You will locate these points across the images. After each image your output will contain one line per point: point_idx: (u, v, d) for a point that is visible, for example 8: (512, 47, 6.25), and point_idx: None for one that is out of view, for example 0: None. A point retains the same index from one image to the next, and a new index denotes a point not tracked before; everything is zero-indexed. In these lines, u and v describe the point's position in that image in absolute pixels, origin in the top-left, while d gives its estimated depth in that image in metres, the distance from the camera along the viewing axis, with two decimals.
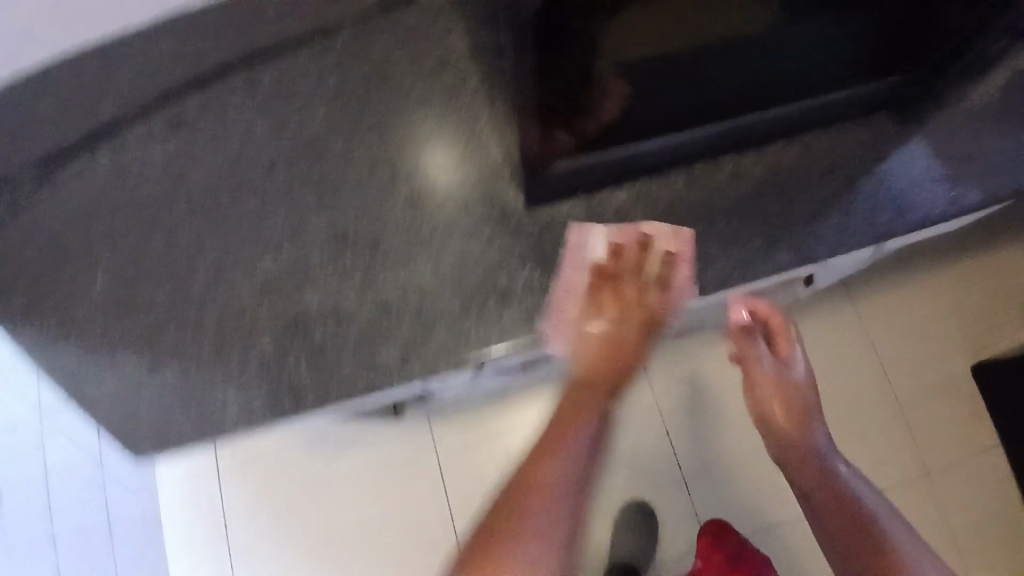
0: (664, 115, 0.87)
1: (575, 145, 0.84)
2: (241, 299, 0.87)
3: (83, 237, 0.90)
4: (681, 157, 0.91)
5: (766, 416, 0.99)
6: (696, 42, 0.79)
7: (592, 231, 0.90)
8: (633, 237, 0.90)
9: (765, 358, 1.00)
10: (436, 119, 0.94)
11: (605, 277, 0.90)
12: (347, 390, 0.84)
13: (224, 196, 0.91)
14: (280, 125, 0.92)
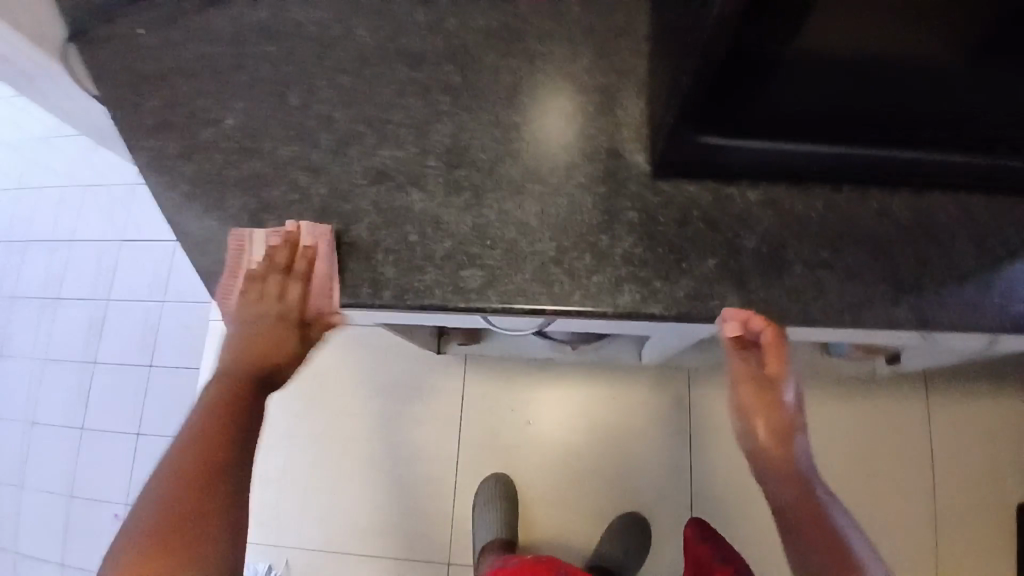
0: (837, 125, 0.77)
1: (729, 125, 0.77)
2: (352, 179, 0.87)
3: (233, 73, 0.95)
4: (835, 167, 0.83)
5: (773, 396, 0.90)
6: (912, 69, 0.66)
7: (246, 232, 0.85)
8: (314, 248, 0.84)
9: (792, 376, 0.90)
10: (589, 60, 0.90)
11: (285, 275, 0.85)
12: (422, 299, 0.82)
13: (366, 75, 0.92)
14: (440, 21, 0.94)
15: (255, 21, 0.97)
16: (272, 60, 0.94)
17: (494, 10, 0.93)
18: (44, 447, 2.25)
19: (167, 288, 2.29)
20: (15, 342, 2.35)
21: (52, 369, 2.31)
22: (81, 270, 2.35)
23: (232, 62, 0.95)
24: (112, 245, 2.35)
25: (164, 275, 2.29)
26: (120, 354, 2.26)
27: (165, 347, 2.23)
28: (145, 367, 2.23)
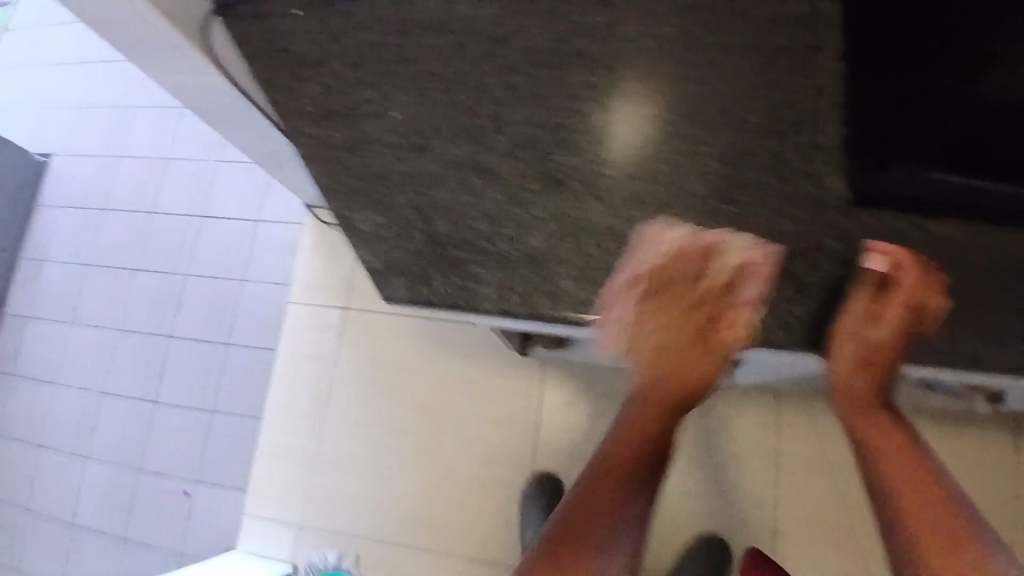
0: (969, 149, 0.79)
1: (864, 151, 0.80)
2: (527, 183, 0.85)
3: (396, 65, 0.91)
4: (1002, 207, 0.78)
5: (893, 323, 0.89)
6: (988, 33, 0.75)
7: (677, 234, 0.84)
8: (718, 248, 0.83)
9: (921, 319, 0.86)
10: (782, 72, 0.82)
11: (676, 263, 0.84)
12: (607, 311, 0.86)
13: (539, 76, 0.87)
14: (616, 20, 0.85)
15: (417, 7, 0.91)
16: (438, 52, 0.90)
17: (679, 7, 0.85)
18: (116, 415, 2.27)
19: (247, 265, 2.23)
20: (92, 308, 2.38)
21: (124, 340, 2.31)
22: (160, 240, 2.34)
23: (394, 53, 0.91)
24: (193, 219, 2.32)
25: (242, 247, 2.25)
26: (195, 329, 2.24)
27: (240, 324, 2.20)
28: (221, 344, 2.20)
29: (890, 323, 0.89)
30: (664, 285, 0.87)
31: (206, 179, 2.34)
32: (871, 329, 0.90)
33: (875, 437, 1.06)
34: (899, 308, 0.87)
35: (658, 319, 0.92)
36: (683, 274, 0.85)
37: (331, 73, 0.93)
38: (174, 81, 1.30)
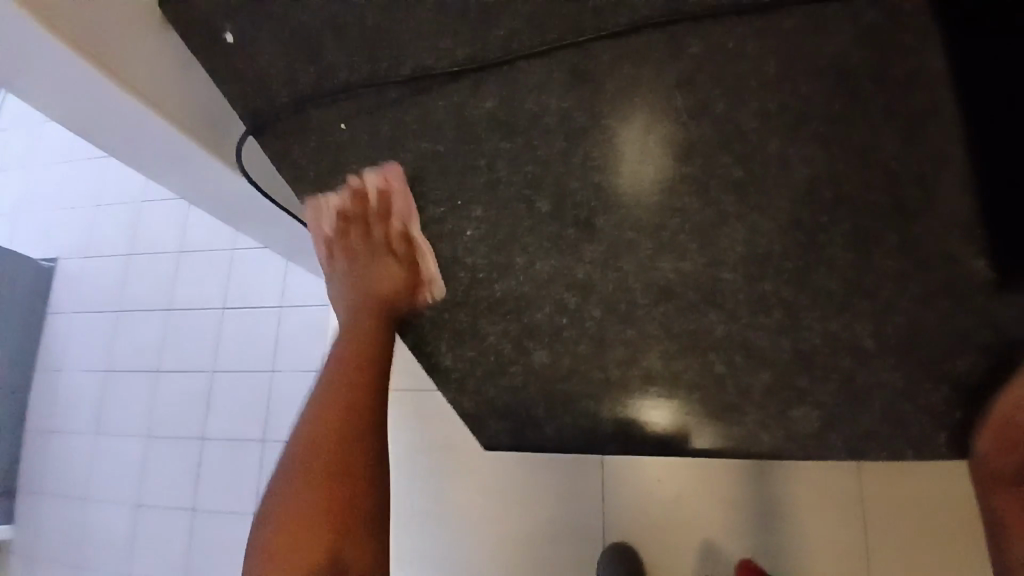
0: None
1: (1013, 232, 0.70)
2: (630, 296, 0.75)
3: (467, 176, 0.84)
4: None
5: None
6: None
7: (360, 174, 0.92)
8: (375, 183, 0.90)
9: None
10: (898, 144, 0.73)
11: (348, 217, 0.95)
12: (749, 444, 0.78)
13: (628, 174, 0.79)
14: (703, 104, 0.79)
15: (479, 110, 0.84)
16: (507, 156, 0.83)
17: (770, 88, 0.78)
18: (149, 532, 2.12)
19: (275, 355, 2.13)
20: (113, 418, 2.25)
21: (153, 448, 2.18)
22: (182, 337, 2.24)
23: (462, 161, 0.84)
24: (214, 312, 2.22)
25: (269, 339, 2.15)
26: (226, 429, 2.12)
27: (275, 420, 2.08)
28: (255, 443, 2.08)
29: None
30: (356, 223, 0.97)
31: (223, 269, 2.26)
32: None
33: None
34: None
35: (385, 278, 0.93)
36: (375, 223, 0.94)
37: None
38: (186, 187, 1.22)
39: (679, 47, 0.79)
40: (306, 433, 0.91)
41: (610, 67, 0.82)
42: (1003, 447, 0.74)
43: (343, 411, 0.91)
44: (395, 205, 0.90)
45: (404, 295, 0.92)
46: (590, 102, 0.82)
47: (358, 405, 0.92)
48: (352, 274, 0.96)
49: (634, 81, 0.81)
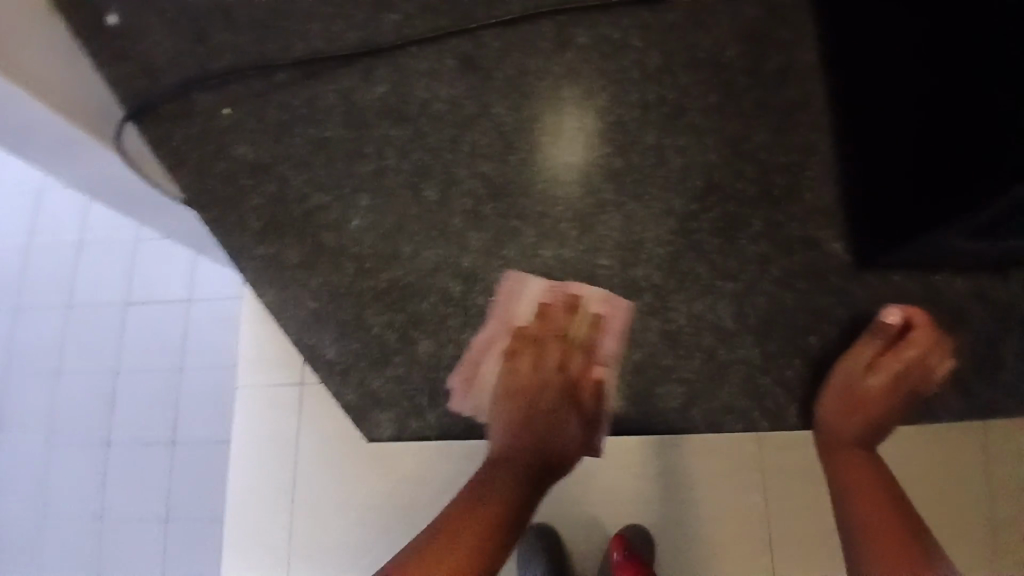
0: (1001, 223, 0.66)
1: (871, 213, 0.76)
2: (512, 283, 0.77)
3: (352, 160, 0.82)
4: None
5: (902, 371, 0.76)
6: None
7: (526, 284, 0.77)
8: (560, 299, 0.77)
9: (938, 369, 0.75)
10: (764, 136, 0.80)
11: (526, 339, 0.78)
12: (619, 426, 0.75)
13: (513, 163, 0.81)
14: (587, 94, 0.83)
15: (370, 96, 0.85)
16: (396, 143, 0.82)
17: (650, 81, 0.83)
18: None
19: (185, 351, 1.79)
20: None
21: None
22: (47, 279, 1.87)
23: (349, 147, 0.83)
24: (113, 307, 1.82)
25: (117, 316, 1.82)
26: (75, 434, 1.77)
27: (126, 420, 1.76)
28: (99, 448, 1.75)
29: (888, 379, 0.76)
30: (518, 390, 0.79)
31: (124, 258, 1.85)
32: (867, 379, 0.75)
33: (883, 528, 0.71)
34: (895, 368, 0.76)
35: (546, 396, 0.78)
36: (547, 353, 0.78)
37: (278, 175, 0.84)
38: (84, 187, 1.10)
39: (565, 40, 0.85)
40: (445, 551, 0.74)
41: (501, 59, 0.85)
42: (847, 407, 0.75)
43: (477, 533, 0.76)
44: (574, 325, 0.77)
45: (536, 458, 0.80)
46: (479, 92, 0.84)
47: (500, 515, 0.77)
48: (491, 403, 0.78)
49: (523, 73, 0.84)
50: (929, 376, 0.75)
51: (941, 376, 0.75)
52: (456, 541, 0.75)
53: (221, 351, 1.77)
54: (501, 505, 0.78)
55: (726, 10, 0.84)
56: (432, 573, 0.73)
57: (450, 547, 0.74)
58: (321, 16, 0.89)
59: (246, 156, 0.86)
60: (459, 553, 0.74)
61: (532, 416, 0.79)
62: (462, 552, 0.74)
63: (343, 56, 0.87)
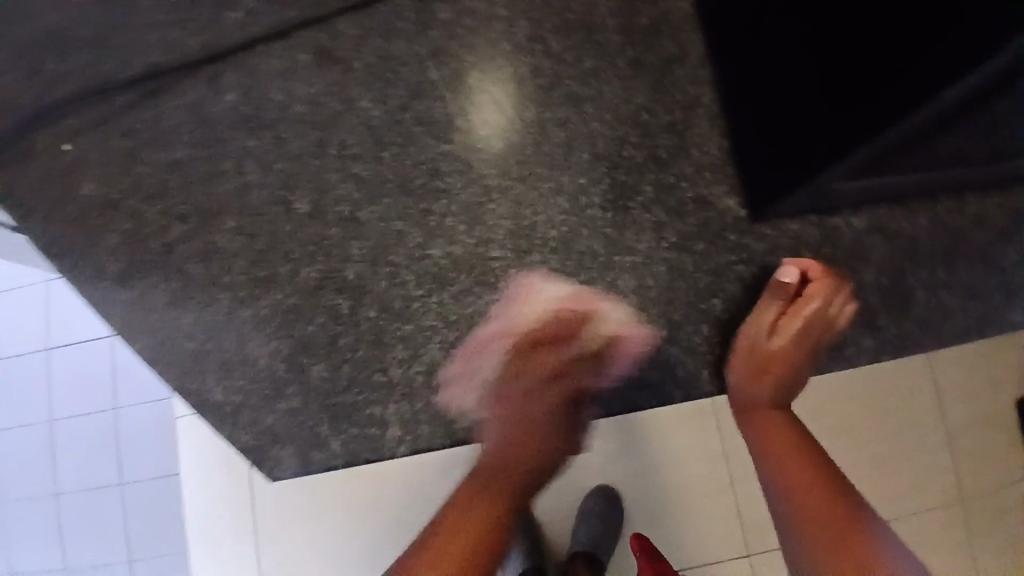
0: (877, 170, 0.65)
1: (752, 168, 0.73)
2: (403, 290, 0.72)
3: (212, 182, 0.75)
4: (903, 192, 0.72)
5: (802, 330, 0.70)
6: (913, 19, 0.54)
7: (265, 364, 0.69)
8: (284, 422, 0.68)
9: (830, 317, 0.71)
10: (645, 97, 0.76)
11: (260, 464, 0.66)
12: None
13: (386, 160, 0.75)
14: (457, 75, 0.77)
15: (221, 107, 0.77)
16: (257, 155, 0.75)
17: (520, 52, 0.78)
18: None
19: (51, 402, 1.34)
20: None
21: None
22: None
23: (206, 167, 0.76)
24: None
25: None
26: None
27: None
28: None
29: (795, 337, 0.70)
30: (521, 368, 0.69)
31: None
32: (771, 341, 0.70)
33: (801, 476, 0.62)
34: (799, 324, 0.70)
35: (536, 410, 0.68)
36: (539, 364, 0.70)
37: (130, 210, 0.76)
38: None
39: (425, 17, 0.79)
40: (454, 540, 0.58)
41: (359, 47, 0.78)
42: (755, 372, 0.69)
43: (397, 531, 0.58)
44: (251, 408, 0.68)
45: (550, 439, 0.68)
46: (340, 86, 0.77)
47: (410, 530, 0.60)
48: (477, 386, 0.69)
49: (385, 59, 0.78)
50: (834, 327, 0.72)
51: (841, 324, 0.72)
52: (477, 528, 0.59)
53: (143, 373, 1.28)
54: (517, 444, 0.66)
55: None
56: (474, 503, 0.61)
57: (454, 547, 0.57)
58: (154, 26, 0.80)
59: (93, 195, 0.77)
60: (460, 541, 0.58)
61: (556, 412, 0.69)
62: (437, 557, 0.57)
63: (184, 66, 0.78)
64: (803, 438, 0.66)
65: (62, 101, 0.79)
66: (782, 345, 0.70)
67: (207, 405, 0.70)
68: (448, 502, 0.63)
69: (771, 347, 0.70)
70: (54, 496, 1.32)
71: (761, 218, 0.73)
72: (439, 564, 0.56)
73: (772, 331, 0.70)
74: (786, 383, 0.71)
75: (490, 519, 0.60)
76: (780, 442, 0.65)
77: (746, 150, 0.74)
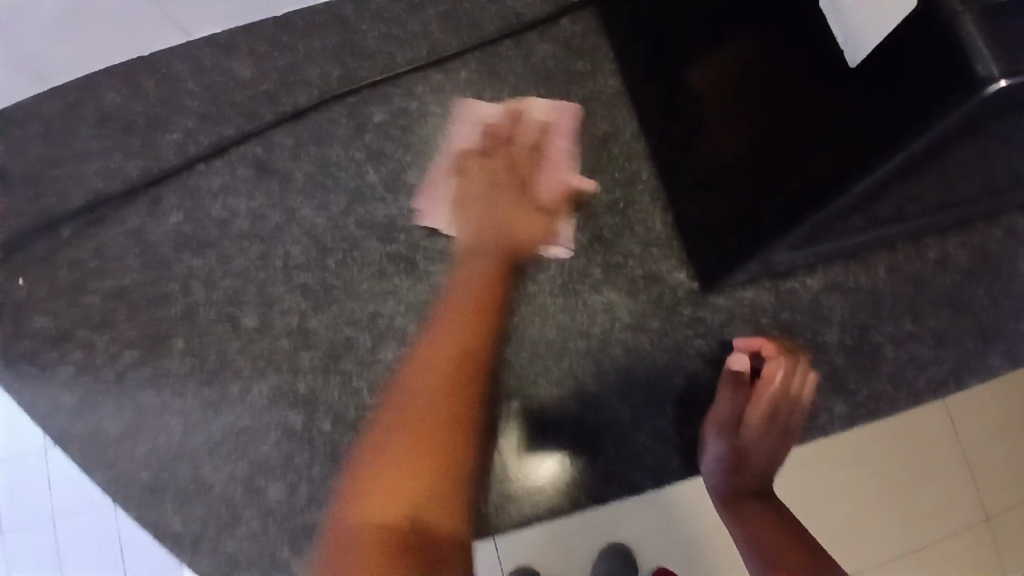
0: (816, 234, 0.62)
1: (695, 243, 0.72)
2: (358, 399, 0.71)
3: (159, 307, 0.75)
4: (846, 250, 0.70)
5: (771, 417, 0.64)
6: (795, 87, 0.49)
7: None
8: None
9: (795, 394, 0.64)
10: (584, 177, 0.77)
11: None
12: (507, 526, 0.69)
13: (333, 268, 0.75)
14: (397, 175, 0.78)
15: (165, 229, 0.77)
16: (202, 275, 0.75)
17: (456, 146, 0.79)
18: None
19: None
20: None
21: None
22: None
23: (152, 291, 0.75)
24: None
25: None
26: None
27: None
28: None
29: (759, 425, 0.64)
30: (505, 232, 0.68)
31: None
32: (739, 436, 0.64)
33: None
34: (761, 411, 0.64)
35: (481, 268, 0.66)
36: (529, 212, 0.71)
37: (80, 340, 0.75)
38: None
39: (360, 121, 0.80)
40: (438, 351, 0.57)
41: (296, 157, 0.79)
42: (728, 470, 0.64)
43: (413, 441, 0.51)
44: None
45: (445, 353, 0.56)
46: (280, 197, 0.78)
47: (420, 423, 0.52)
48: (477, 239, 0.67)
49: (323, 166, 0.79)
50: (802, 402, 0.65)
51: (808, 397, 0.65)
52: (455, 337, 0.56)
53: None
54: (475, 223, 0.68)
55: (517, 55, 0.82)
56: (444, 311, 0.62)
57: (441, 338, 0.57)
58: (98, 154, 0.82)
59: (43, 328, 0.77)
60: (435, 342, 0.57)
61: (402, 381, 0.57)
62: (437, 340, 0.57)
63: (126, 192, 0.80)
64: (783, 530, 0.61)
65: (14, 236, 0.81)
66: (751, 437, 0.64)
67: (166, 538, 0.68)
68: (436, 319, 0.61)
69: (738, 440, 0.64)
70: None
71: (713, 286, 0.71)
72: (392, 480, 0.48)
73: (734, 423, 0.65)
74: (763, 473, 0.65)
75: (473, 303, 0.60)
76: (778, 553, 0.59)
77: (686, 221, 0.73)
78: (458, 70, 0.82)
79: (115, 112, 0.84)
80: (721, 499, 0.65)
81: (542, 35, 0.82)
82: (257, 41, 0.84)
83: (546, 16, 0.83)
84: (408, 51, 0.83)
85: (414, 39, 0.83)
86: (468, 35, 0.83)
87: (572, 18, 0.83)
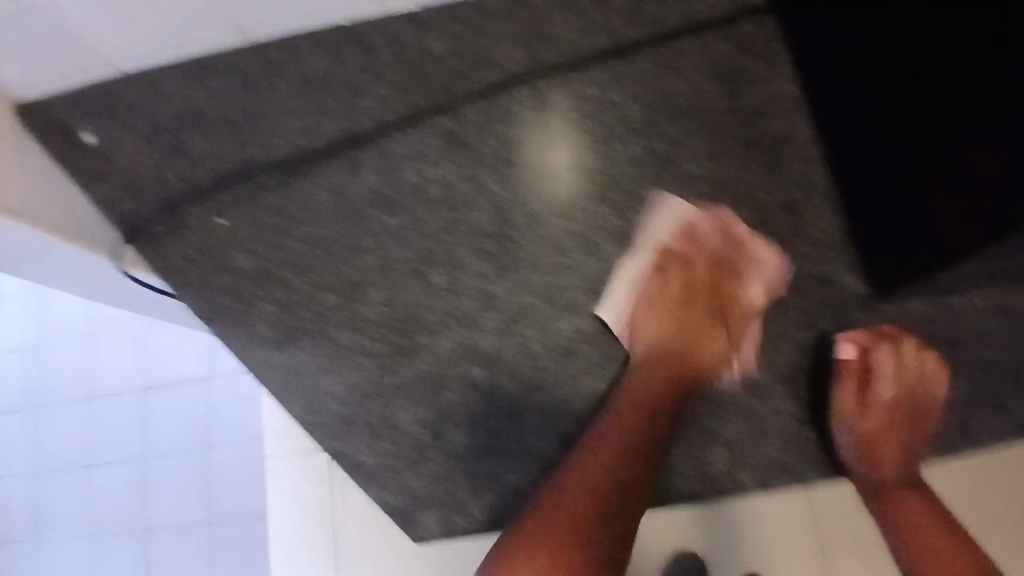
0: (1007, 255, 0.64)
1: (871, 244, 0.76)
2: (536, 361, 0.79)
3: (355, 258, 0.82)
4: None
5: (901, 402, 0.76)
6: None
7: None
8: None
9: (924, 374, 0.76)
10: (758, 179, 0.82)
11: None
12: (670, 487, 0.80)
13: (515, 239, 0.81)
14: (577, 158, 0.83)
15: (362, 188, 0.85)
16: (395, 233, 0.82)
17: (635, 135, 0.83)
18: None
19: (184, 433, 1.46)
20: None
21: None
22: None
23: (348, 243, 0.83)
24: (133, 395, 1.50)
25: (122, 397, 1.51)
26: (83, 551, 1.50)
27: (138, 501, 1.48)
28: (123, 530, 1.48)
29: (886, 409, 0.77)
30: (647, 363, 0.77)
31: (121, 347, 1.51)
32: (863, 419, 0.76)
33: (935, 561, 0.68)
34: (887, 397, 0.77)
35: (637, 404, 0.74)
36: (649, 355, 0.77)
37: (282, 281, 0.83)
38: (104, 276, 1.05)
39: (544, 104, 0.85)
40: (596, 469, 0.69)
41: (484, 132, 0.85)
42: (862, 454, 0.75)
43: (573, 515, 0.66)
44: None
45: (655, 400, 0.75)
46: (468, 169, 0.84)
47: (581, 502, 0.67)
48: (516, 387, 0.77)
49: (509, 144, 0.84)
50: (937, 387, 0.76)
51: (934, 375, 0.76)
52: (936, 519, 0.70)
53: None
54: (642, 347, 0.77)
55: (696, 51, 0.85)
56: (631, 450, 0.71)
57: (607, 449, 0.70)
58: (299, 112, 0.89)
59: (246, 267, 0.84)
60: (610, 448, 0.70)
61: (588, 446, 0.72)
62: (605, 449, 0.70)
63: (326, 150, 0.87)
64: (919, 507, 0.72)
65: (216, 178, 0.89)
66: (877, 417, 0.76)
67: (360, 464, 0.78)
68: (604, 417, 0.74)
69: (864, 423, 0.76)
70: (194, 522, 1.44)
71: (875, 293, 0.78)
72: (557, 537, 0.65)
73: (858, 403, 0.77)
74: (903, 451, 0.75)
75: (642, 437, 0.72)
76: (912, 526, 0.70)
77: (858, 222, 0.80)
78: (639, 61, 0.86)
79: (315, 74, 0.90)
80: (863, 480, 0.75)
81: (723, 33, 0.85)
82: (448, 18, 0.88)
83: (726, 17, 0.85)
84: (591, 36, 0.85)
85: (595, 26, 0.85)
86: (651, 25, 0.85)
87: (750, 20, 0.85)
